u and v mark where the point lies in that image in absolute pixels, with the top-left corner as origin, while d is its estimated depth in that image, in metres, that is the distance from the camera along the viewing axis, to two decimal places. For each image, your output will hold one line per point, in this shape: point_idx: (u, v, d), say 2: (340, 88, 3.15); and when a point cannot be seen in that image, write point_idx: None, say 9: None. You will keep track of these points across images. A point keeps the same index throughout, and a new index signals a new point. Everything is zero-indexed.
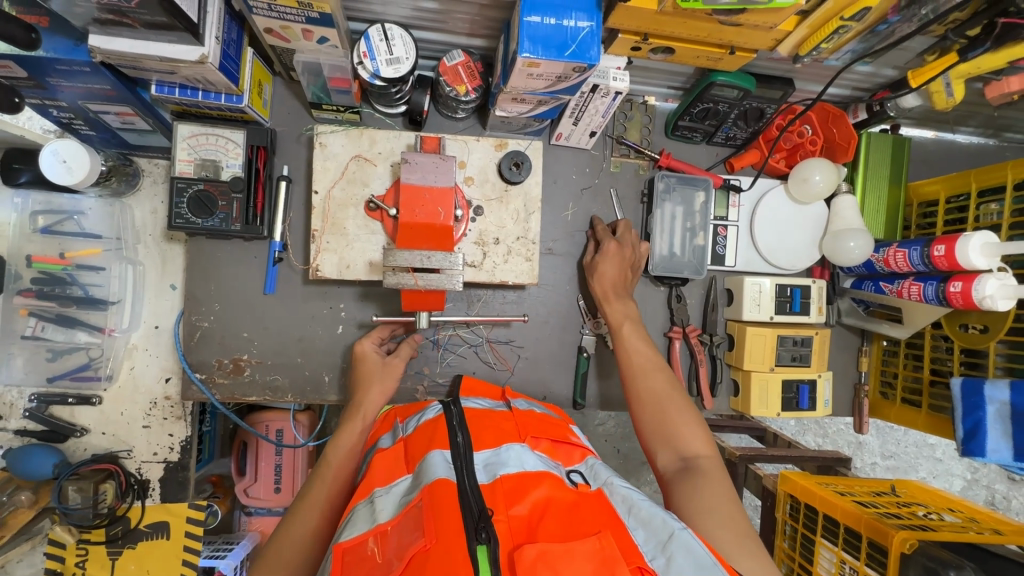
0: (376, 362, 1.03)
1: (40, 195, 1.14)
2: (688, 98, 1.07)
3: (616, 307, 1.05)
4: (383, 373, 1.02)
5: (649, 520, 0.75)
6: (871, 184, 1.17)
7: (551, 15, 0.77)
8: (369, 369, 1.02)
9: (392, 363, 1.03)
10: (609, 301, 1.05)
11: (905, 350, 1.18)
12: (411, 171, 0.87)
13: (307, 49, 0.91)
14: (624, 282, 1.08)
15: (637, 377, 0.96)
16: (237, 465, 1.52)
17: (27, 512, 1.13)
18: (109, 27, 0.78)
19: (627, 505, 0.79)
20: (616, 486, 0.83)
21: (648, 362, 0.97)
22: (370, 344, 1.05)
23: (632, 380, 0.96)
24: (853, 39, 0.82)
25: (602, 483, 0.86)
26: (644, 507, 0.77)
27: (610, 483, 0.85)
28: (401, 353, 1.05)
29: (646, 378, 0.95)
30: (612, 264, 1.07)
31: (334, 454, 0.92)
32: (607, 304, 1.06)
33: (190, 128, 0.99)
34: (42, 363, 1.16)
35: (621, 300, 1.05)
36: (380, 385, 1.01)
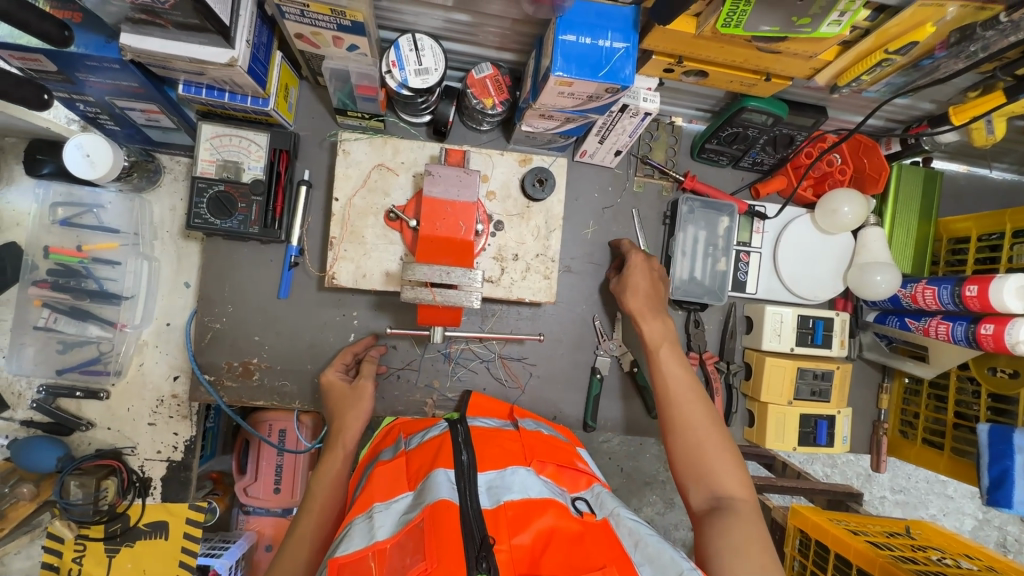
0: (344, 388, 1.00)
1: (61, 186, 1.14)
2: (717, 121, 1.05)
3: (651, 326, 0.98)
4: (354, 399, 0.99)
5: (656, 556, 0.73)
6: (900, 217, 1.15)
7: (587, 34, 0.76)
8: (342, 396, 0.99)
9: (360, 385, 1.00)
10: (643, 319, 0.99)
11: (927, 389, 1.15)
12: (433, 184, 0.86)
13: (336, 55, 0.90)
14: (657, 299, 1.02)
15: (672, 405, 0.91)
16: (238, 463, 1.50)
17: (28, 505, 1.10)
18: (141, 27, 0.78)
19: (634, 539, 0.77)
20: (623, 516, 0.81)
21: (685, 389, 0.92)
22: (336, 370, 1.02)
23: (666, 408, 0.91)
24: (894, 72, 0.80)
25: (608, 513, 0.83)
26: (652, 541, 0.76)
27: (616, 512, 0.82)
28: (366, 374, 1.02)
29: (683, 408, 0.89)
30: (642, 283, 1.02)
31: (318, 489, 0.91)
32: (642, 321, 0.99)
33: (214, 129, 0.99)
34: (51, 355, 1.16)
35: (657, 319, 0.99)
36: (355, 412, 0.98)
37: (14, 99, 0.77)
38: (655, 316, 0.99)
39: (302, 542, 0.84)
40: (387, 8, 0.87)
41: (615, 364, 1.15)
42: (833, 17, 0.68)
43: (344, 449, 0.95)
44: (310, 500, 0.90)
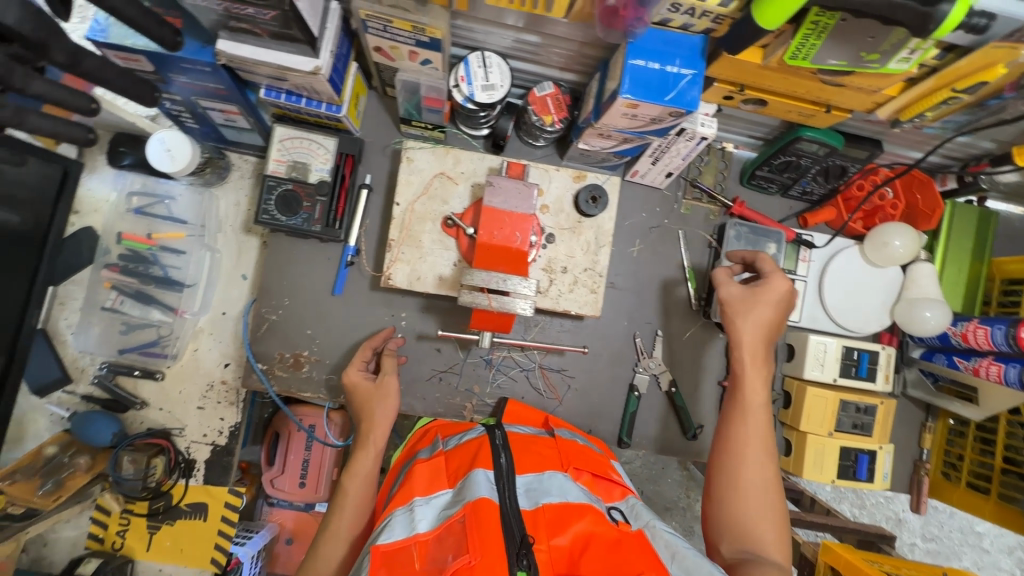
0: (369, 386, 1.00)
1: (138, 177, 1.22)
2: (771, 149, 1.07)
3: (745, 361, 0.90)
4: (380, 395, 1.00)
5: (695, 569, 0.72)
6: (952, 255, 1.14)
7: (655, 59, 0.79)
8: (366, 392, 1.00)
9: (384, 381, 1.01)
10: (744, 351, 0.91)
11: (974, 431, 1.12)
12: (493, 194, 0.90)
13: (409, 68, 0.95)
14: (771, 330, 0.92)
15: (734, 453, 0.86)
16: (266, 454, 1.54)
17: (83, 476, 1.15)
18: (238, 34, 0.84)
19: (671, 551, 0.76)
20: (659, 528, 0.81)
21: (754, 440, 0.86)
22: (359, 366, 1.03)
23: (728, 455, 0.86)
24: (959, 110, 0.81)
25: (643, 524, 0.83)
26: (689, 553, 0.75)
27: (652, 525, 0.82)
28: (388, 371, 1.03)
29: (751, 456, 0.85)
30: (757, 310, 0.91)
31: (351, 487, 0.91)
32: (739, 352, 0.91)
33: (286, 132, 1.05)
34: (115, 335, 1.22)
35: (756, 355, 0.90)
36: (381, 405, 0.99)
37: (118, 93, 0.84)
38: (759, 351, 0.90)
39: (335, 542, 0.86)
40: (461, 26, 0.92)
41: (653, 383, 1.16)
42: (902, 55, 0.69)
43: (376, 447, 0.95)
44: (343, 498, 0.90)
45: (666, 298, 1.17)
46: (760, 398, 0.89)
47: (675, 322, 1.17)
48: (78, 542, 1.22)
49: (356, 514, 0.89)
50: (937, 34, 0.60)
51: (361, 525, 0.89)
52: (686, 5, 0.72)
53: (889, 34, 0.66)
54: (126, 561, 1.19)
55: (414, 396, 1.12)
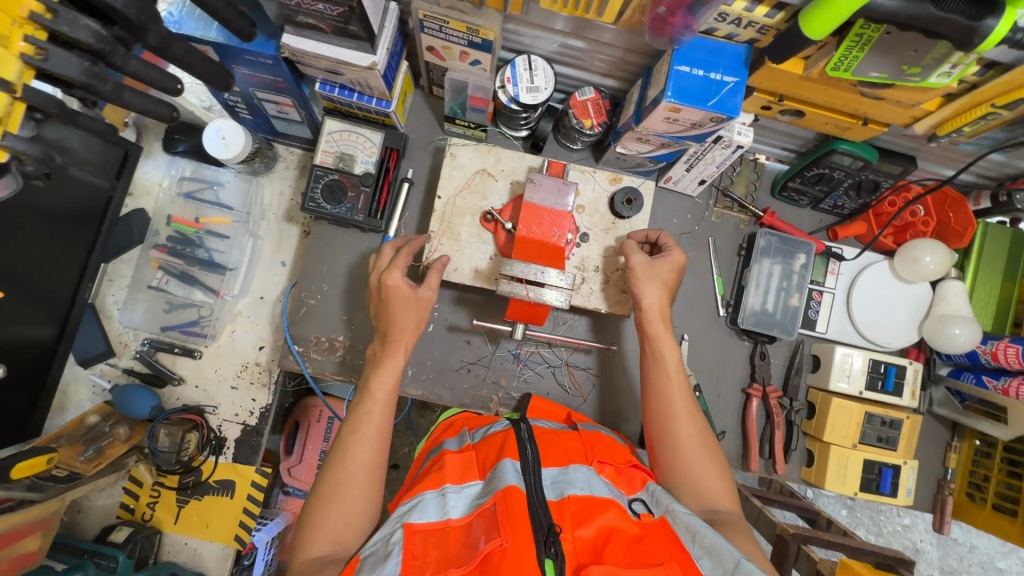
0: (408, 295, 0.93)
1: (190, 163, 1.28)
2: (804, 161, 1.09)
3: (651, 327, 0.97)
4: (414, 308, 0.93)
5: (714, 548, 0.74)
6: (983, 274, 1.14)
7: (700, 66, 0.82)
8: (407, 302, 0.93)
9: (422, 293, 0.94)
10: (647, 320, 0.97)
11: (1001, 452, 1.12)
12: (534, 191, 0.94)
13: (459, 68, 0.99)
14: (670, 291, 0.99)
15: (666, 420, 0.94)
16: (285, 443, 1.53)
17: (122, 446, 1.20)
18: (302, 30, 0.89)
19: (691, 533, 0.77)
20: (679, 512, 0.81)
21: (677, 401, 0.94)
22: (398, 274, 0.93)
23: (662, 421, 0.94)
24: (998, 127, 0.82)
25: (664, 510, 0.83)
26: (709, 534, 0.76)
27: (672, 509, 0.82)
28: (431, 283, 0.95)
29: (667, 414, 0.94)
30: (659, 278, 0.97)
31: (378, 391, 0.89)
32: (646, 319, 0.97)
33: (336, 125, 1.10)
34: (158, 313, 1.28)
35: (660, 321, 0.97)
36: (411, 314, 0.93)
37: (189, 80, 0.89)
38: (658, 316, 0.97)
39: (362, 444, 0.85)
40: (511, 30, 0.97)
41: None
42: (944, 68, 0.71)
43: (394, 363, 0.92)
44: (369, 401, 0.88)
45: (694, 302, 1.19)
46: (672, 358, 0.96)
47: (702, 327, 1.18)
48: (110, 512, 1.26)
49: (383, 422, 0.88)
50: (980, 49, 0.63)
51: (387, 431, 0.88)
52: (733, 15, 0.75)
53: (932, 48, 0.69)
54: (154, 531, 1.23)
55: (443, 386, 1.14)
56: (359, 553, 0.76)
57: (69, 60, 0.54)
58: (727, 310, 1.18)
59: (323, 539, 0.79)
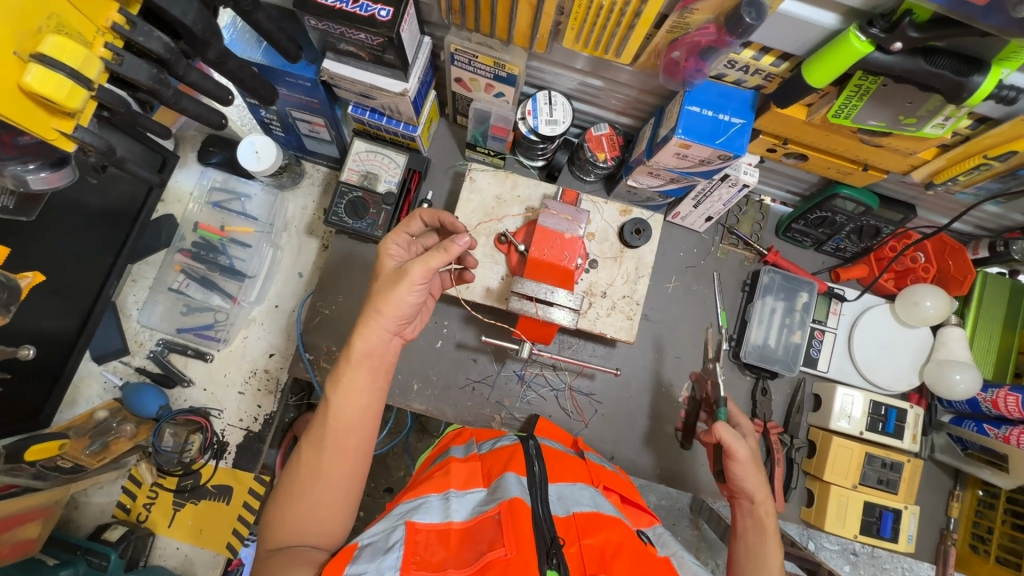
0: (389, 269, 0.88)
1: (221, 174, 1.34)
2: (808, 204, 1.14)
3: (761, 510, 0.89)
4: (390, 282, 0.84)
5: None
6: (983, 323, 1.16)
7: (710, 107, 0.88)
8: (385, 273, 0.87)
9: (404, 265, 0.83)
10: (761, 497, 0.89)
11: (1004, 504, 1.10)
12: (547, 216, 0.99)
13: (483, 99, 1.06)
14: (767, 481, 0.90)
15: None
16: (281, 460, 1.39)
17: (126, 443, 1.23)
18: (342, 56, 0.96)
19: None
20: (686, 560, 0.78)
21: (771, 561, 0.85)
22: (396, 243, 0.91)
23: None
24: (990, 178, 0.86)
25: (669, 552, 0.81)
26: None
27: (679, 554, 0.79)
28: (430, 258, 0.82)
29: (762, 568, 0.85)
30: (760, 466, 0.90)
31: (336, 398, 0.80)
32: (749, 497, 0.89)
33: (364, 146, 1.16)
34: (175, 315, 1.32)
35: (767, 506, 0.89)
36: (383, 288, 0.83)
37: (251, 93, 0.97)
38: (770, 502, 0.89)
39: (323, 447, 0.79)
40: (535, 67, 1.04)
41: (694, 408, 1.08)
42: (938, 120, 0.76)
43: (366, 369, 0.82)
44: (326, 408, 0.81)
45: (696, 335, 1.21)
46: (768, 512, 0.88)
47: (705, 359, 1.20)
48: (105, 510, 1.25)
49: (347, 429, 0.80)
50: (969, 102, 0.68)
51: (352, 439, 0.81)
52: (741, 62, 0.82)
53: (926, 101, 0.74)
54: (148, 533, 1.22)
55: (446, 401, 1.16)
56: (356, 541, 0.75)
57: (140, 66, 0.60)
58: (730, 344, 1.21)
59: (280, 536, 0.77)
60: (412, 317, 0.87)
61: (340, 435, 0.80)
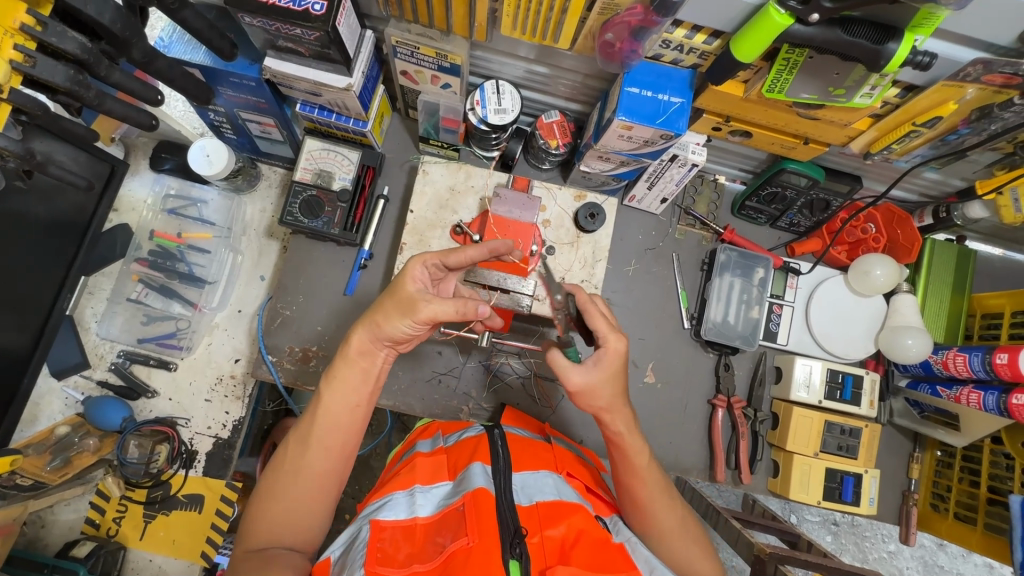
0: (402, 289, 0.81)
1: (175, 180, 1.32)
2: (758, 180, 1.15)
3: (612, 429, 0.85)
4: (405, 309, 0.80)
5: None
6: (932, 288, 1.19)
7: (649, 88, 0.89)
8: (400, 299, 0.81)
9: (419, 303, 0.79)
10: (609, 417, 0.83)
11: (961, 462, 1.14)
12: (500, 204, 1.05)
13: (430, 91, 1.06)
14: (619, 384, 0.83)
15: (644, 511, 0.86)
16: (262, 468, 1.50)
17: (91, 457, 1.21)
18: (283, 53, 0.95)
19: (648, 566, 0.75)
20: (638, 544, 0.80)
21: (653, 493, 0.86)
22: (422, 267, 0.84)
23: (639, 511, 0.86)
24: (923, 144, 0.89)
25: (625, 539, 0.82)
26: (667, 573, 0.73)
27: (632, 541, 0.81)
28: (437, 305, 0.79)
29: (636, 494, 0.86)
30: (605, 385, 0.82)
31: (327, 394, 0.82)
32: (603, 421, 0.85)
33: (315, 145, 1.15)
34: (136, 325, 1.30)
35: (617, 425, 0.84)
36: (392, 317, 0.81)
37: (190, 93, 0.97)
38: (618, 416, 0.84)
39: (309, 445, 0.80)
40: (479, 57, 1.04)
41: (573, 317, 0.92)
42: (865, 90, 0.78)
43: (360, 377, 0.83)
44: (316, 404, 0.82)
45: (658, 315, 1.23)
46: (618, 425, 0.84)
47: (668, 339, 1.22)
48: (74, 527, 1.23)
49: (334, 427, 0.81)
50: (888, 70, 0.69)
51: (339, 437, 0.81)
52: (675, 42, 0.83)
53: (851, 71, 0.75)
54: (118, 547, 1.20)
55: (414, 395, 1.16)
56: (329, 555, 0.75)
57: (55, 67, 0.60)
58: (691, 323, 1.23)
59: (258, 535, 0.77)
60: (410, 341, 0.85)
61: (328, 429, 0.81)
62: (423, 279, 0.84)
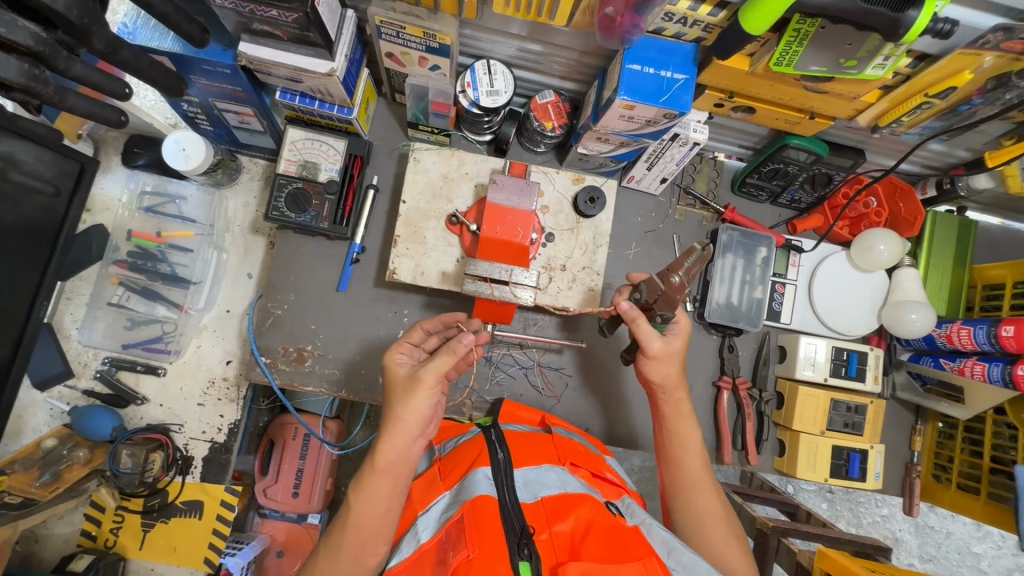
0: (399, 377, 0.85)
1: (150, 177, 1.26)
2: (760, 157, 1.12)
3: (673, 400, 0.91)
4: (406, 391, 0.82)
5: (692, 565, 0.71)
6: (934, 261, 1.18)
7: (651, 64, 0.85)
8: (397, 384, 0.84)
9: (421, 374, 0.81)
10: (670, 385, 0.91)
11: (963, 433, 1.15)
12: (497, 192, 0.96)
13: (418, 73, 1.01)
14: (681, 362, 0.92)
15: (690, 494, 0.86)
16: (260, 464, 1.47)
17: (82, 469, 1.16)
18: (259, 37, 0.89)
19: (666, 547, 0.74)
20: (654, 526, 0.78)
21: (699, 471, 0.87)
22: (400, 352, 0.89)
23: (683, 490, 0.86)
24: (932, 116, 0.86)
25: (639, 521, 0.80)
26: (686, 551, 0.73)
27: (647, 522, 0.79)
28: (436, 363, 0.81)
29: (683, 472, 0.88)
30: (675, 358, 0.91)
31: (357, 506, 0.79)
32: (663, 393, 0.92)
33: (298, 134, 1.09)
34: (119, 330, 1.24)
35: (678, 397, 0.91)
36: (402, 400, 0.81)
37: (160, 87, 0.89)
38: (680, 389, 0.91)
39: (338, 555, 0.78)
40: (469, 36, 0.99)
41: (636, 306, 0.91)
42: (878, 61, 0.74)
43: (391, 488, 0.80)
44: (346, 514, 0.79)
45: None
46: (681, 397, 0.91)
47: None
48: (70, 540, 1.21)
49: (365, 538, 0.78)
50: (906, 39, 0.66)
51: (369, 546, 0.79)
52: (678, 14, 0.78)
53: (865, 41, 0.72)
54: (118, 558, 1.18)
55: None
56: None
57: (8, 62, 0.54)
58: (694, 305, 1.20)
59: None
60: (433, 417, 0.85)
61: (357, 539, 0.78)
62: (408, 362, 0.88)
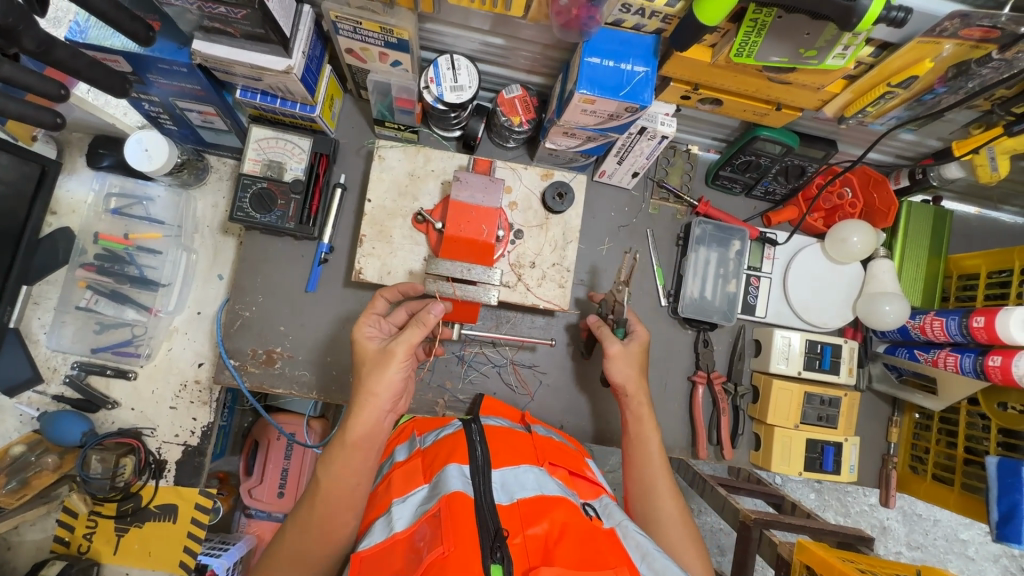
0: (371, 349, 0.85)
1: (116, 178, 1.24)
2: (731, 149, 1.11)
3: (636, 404, 0.94)
4: (377, 364, 0.83)
5: (664, 571, 0.70)
6: (909, 252, 1.17)
7: (611, 57, 0.83)
8: (369, 359, 0.85)
9: (393, 348, 0.82)
10: (631, 386, 0.94)
11: (938, 424, 1.14)
12: (461, 189, 0.94)
13: (380, 69, 0.99)
14: (643, 367, 0.96)
15: (651, 499, 0.88)
16: (245, 464, 1.47)
17: (51, 475, 1.16)
18: (212, 34, 0.87)
19: (641, 552, 0.73)
20: (630, 529, 0.77)
21: (658, 476, 0.89)
22: (370, 324, 0.89)
23: (644, 495, 0.88)
24: (899, 105, 0.85)
25: (615, 523, 0.79)
26: (660, 557, 0.72)
27: (624, 524, 0.79)
28: (407, 335, 0.82)
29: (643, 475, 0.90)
30: (634, 360, 0.95)
31: (328, 475, 0.80)
32: (626, 396, 0.95)
33: (263, 132, 1.07)
34: (88, 334, 1.23)
35: (640, 400, 0.94)
36: (374, 373, 0.82)
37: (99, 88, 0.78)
38: (641, 393, 0.94)
39: (308, 528, 0.79)
40: (430, 30, 0.97)
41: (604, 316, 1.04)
42: (838, 51, 0.73)
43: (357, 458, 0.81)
44: (318, 486, 0.81)
45: (635, 292, 1.19)
46: (642, 401, 0.94)
47: (645, 318, 1.19)
48: (43, 547, 1.22)
49: (333, 510, 0.79)
50: (860, 29, 0.64)
51: (339, 520, 0.79)
52: (636, 5, 0.77)
53: (823, 30, 0.70)
54: (91, 564, 1.18)
55: None
56: None
57: None
58: (668, 300, 1.19)
59: None
60: (403, 392, 0.86)
61: (326, 511, 0.79)
62: (378, 334, 0.89)
